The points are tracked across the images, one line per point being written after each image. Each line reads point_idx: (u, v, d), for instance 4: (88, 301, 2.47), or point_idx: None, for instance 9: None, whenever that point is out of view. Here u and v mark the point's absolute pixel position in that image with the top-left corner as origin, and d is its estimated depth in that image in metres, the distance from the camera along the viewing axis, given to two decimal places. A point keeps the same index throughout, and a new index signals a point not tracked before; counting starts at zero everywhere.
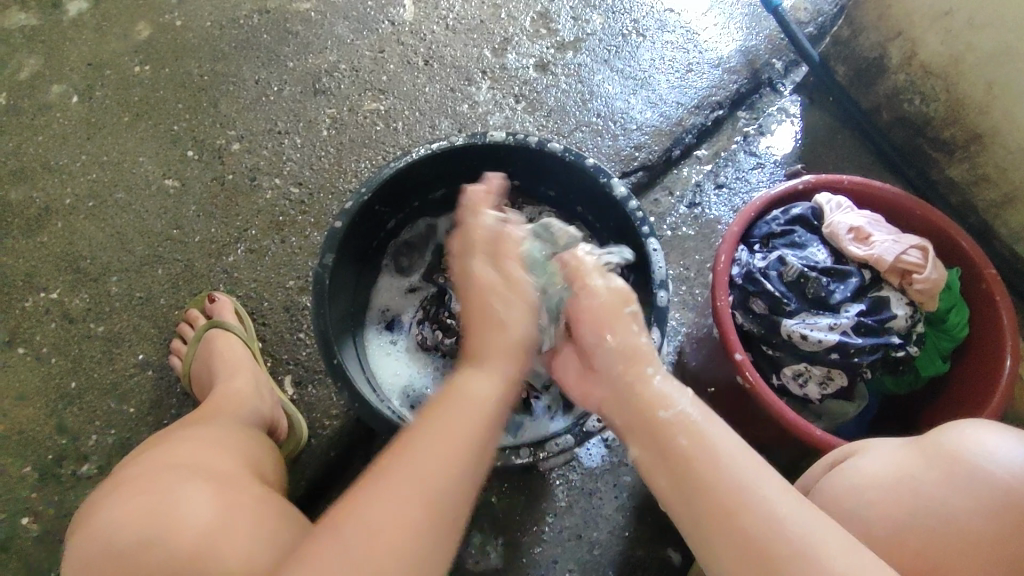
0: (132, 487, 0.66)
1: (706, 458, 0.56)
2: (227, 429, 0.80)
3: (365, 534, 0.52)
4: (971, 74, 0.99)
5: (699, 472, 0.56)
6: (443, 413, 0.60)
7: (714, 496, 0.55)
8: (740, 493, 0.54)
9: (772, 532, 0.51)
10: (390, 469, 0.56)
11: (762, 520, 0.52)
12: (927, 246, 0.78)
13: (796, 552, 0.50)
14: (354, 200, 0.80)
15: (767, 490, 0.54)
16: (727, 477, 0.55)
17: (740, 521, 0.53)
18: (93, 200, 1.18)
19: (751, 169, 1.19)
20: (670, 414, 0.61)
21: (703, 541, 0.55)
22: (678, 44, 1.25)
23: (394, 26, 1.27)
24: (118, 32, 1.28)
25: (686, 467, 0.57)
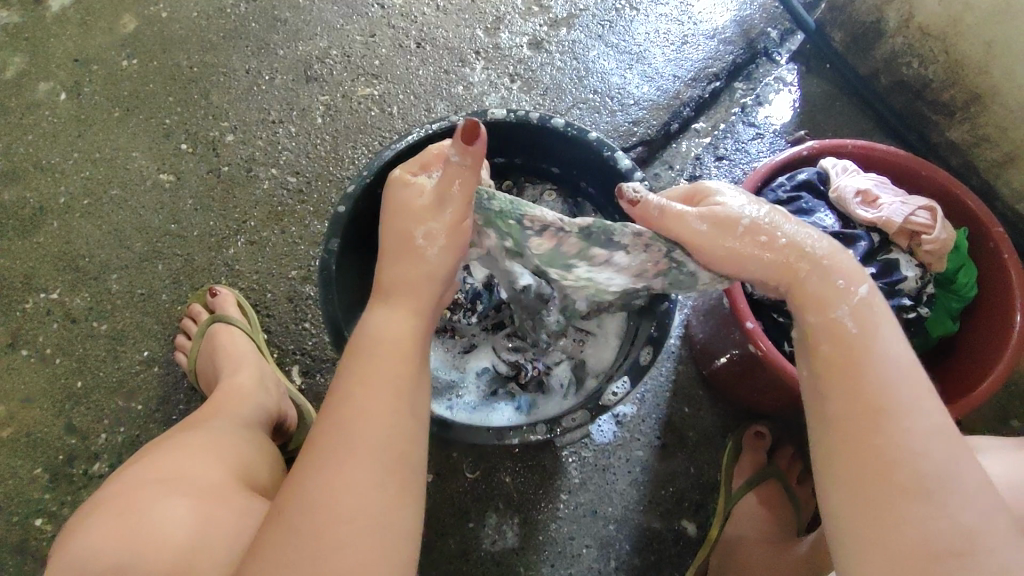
0: (114, 504, 0.66)
1: (875, 363, 0.55)
2: (221, 431, 0.79)
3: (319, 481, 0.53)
4: (970, 34, 0.98)
5: (862, 365, 0.56)
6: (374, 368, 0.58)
7: (879, 405, 0.54)
8: (902, 412, 0.53)
9: (921, 461, 0.51)
10: (332, 423, 0.56)
11: (904, 442, 0.52)
12: (935, 206, 0.78)
13: (929, 479, 0.51)
14: (356, 184, 0.80)
15: (918, 422, 0.53)
16: (900, 400, 0.54)
17: (882, 432, 0.53)
18: (87, 198, 1.16)
19: (750, 140, 1.18)
20: (849, 311, 0.58)
21: (837, 437, 0.55)
22: (672, 16, 1.24)
23: (384, 9, 1.26)
24: (102, 26, 1.26)
25: (862, 390, 0.54)
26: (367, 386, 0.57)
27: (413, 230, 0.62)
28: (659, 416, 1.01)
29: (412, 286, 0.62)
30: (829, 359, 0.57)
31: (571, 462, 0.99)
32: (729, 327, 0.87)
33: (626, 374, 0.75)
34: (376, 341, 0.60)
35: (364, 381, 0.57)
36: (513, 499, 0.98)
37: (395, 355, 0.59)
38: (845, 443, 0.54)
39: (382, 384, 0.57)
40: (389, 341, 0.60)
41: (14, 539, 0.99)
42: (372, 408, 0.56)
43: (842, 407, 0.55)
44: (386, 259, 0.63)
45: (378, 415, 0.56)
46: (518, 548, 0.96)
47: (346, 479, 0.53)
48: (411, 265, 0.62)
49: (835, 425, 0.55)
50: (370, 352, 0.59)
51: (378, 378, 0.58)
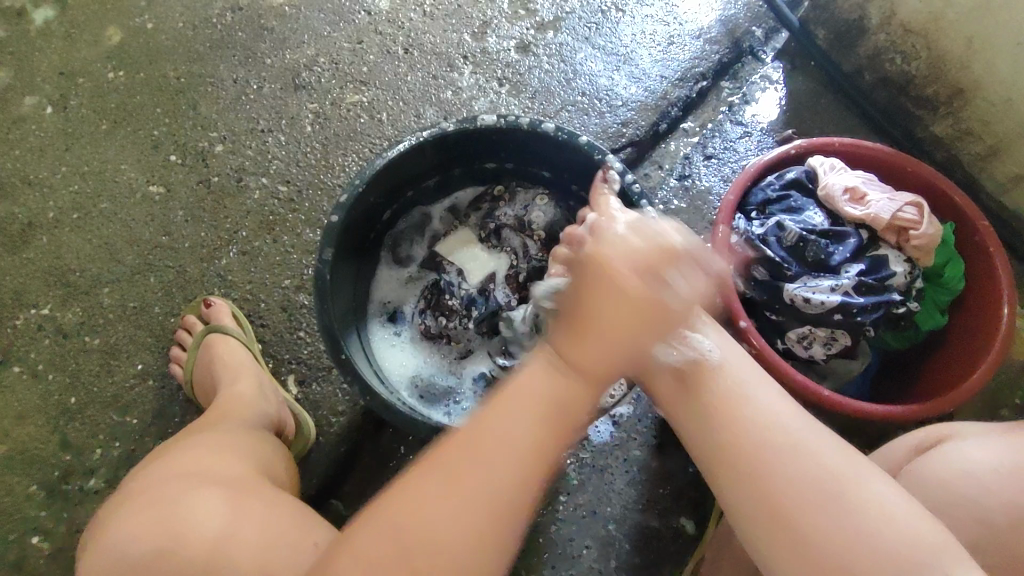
0: (136, 501, 0.66)
1: (743, 404, 0.61)
2: (233, 430, 0.80)
3: (434, 510, 0.53)
4: (951, 29, 0.99)
5: (724, 403, 0.61)
6: (507, 405, 0.57)
7: (755, 446, 0.58)
8: (791, 445, 0.57)
9: (818, 480, 0.54)
10: (458, 454, 0.55)
11: (796, 465, 0.56)
12: (921, 202, 0.79)
13: (828, 492, 0.54)
14: (348, 194, 0.79)
15: (804, 442, 0.57)
16: (779, 436, 0.57)
17: (767, 475, 0.56)
18: (76, 212, 1.15)
19: (738, 138, 1.18)
20: (710, 368, 0.63)
21: (733, 480, 0.58)
22: (658, 17, 1.25)
23: (371, 15, 1.26)
24: (87, 38, 1.25)
25: (741, 438, 0.59)
26: (495, 432, 0.56)
27: (601, 311, 0.57)
28: (655, 414, 1.02)
29: (602, 363, 0.58)
30: (706, 418, 0.62)
31: (570, 464, 0.99)
32: None
33: None
34: (524, 388, 0.58)
35: (500, 422, 0.56)
36: None
37: (551, 419, 0.56)
38: (744, 484, 0.57)
39: (517, 436, 0.56)
40: (554, 405, 0.57)
41: (11, 557, 0.98)
42: (490, 452, 0.55)
43: (732, 451, 0.59)
44: (622, 303, 0.57)
45: (511, 461, 0.55)
46: (519, 552, 0.96)
47: (445, 522, 0.52)
48: (599, 346, 0.58)
49: (729, 476, 0.59)
50: (509, 393, 0.58)
51: (512, 424, 0.56)
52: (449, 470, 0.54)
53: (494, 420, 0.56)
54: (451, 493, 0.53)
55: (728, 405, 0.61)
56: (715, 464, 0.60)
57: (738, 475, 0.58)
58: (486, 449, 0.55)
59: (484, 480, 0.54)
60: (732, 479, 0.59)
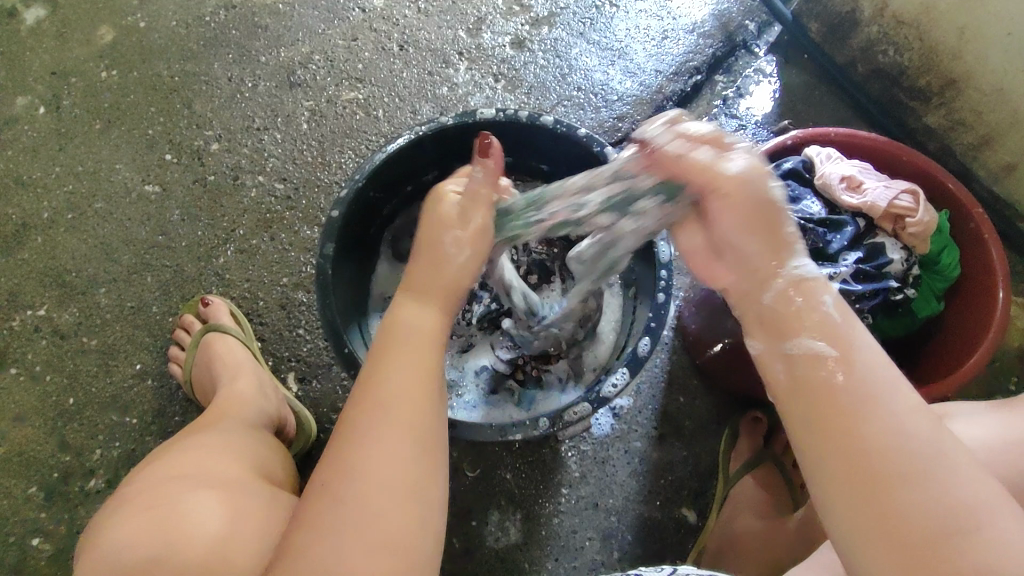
0: (134, 503, 0.66)
1: (861, 409, 0.46)
2: (233, 431, 0.80)
3: (341, 511, 0.50)
4: (942, 21, 1.00)
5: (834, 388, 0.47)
6: (377, 391, 0.55)
7: (874, 449, 0.45)
8: (919, 470, 0.44)
9: (945, 499, 0.43)
10: (360, 416, 0.54)
11: (927, 487, 0.44)
12: (917, 190, 0.80)
13: (955, 528, 0.43)
14: (349, 189, 0.79)
15: (916, 437, 0.45)
16: (902, 455, 0.45)
17: (891, 504, 0.44)
18: (71, 213, 1.15)
19: (733, 131, 1.19)
20: (840, 373, 0.48)
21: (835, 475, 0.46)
22: (652, 12, 1.25)
23: (365, 12, 1.25)
24: (79, 38, 1.24)
25: (858, 451, 0.45)
26: (390, 402, 0.54)
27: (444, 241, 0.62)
28: (655, 406, 1.02)
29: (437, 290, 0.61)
30: (809, 415, 0.48)
31: (571, 457, 1.00)
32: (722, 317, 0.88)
33: (624, 366, 0.76)
34: (401, 331, 0.59)
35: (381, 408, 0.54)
36: (514, 495, 0.98)
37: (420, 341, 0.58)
38: (867, 497, 0.44)
39: (405, 389, 0.55)
40: (421, 332, 0.59)
41: (11, 560, 0.98)
42: (387, 442, 0.52)
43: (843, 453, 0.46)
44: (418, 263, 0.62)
45: (399, 421, 0.53)
46: (521, 544, 0.97)
47: (350, 510, 0.50)
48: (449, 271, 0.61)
49: (832, 490, 0.46)
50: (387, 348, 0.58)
51: (399, 384, 0.55)
52: (344, 450, 0.52)
53: (382, 387, 0.55)
54: (358, 478, 0.51)
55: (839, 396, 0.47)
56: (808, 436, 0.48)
57: (852, 485, 0.45)
58: (375, 421, 0.53)
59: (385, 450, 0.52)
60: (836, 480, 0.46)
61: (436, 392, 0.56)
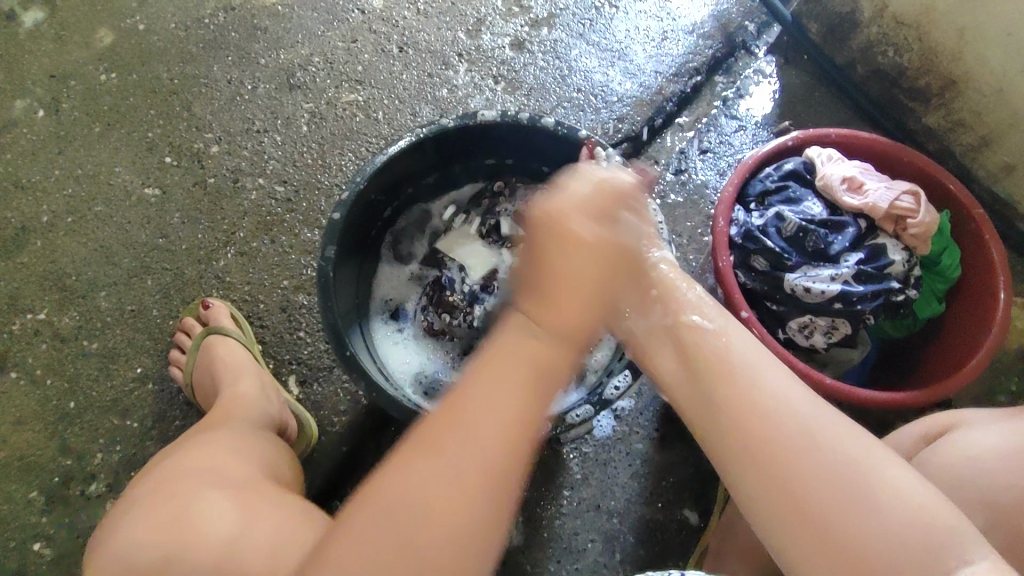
0: (145, 507, 0.65)
1: (749, 384, 0.59)
2: (238, 433, 0.79)
3: (385, 519, 0.51)
4: (942, 21, 1.00)
5: (715, 365, 0.62)
6: (463, 413, 0.54)
7: (779, 435, 0.55)
8: (806, 436, 0.55)
9: (836, 468, 0.53)
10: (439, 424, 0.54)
11: (837, 463, 0.53)
12: (918, 191, 0.80)
13: (847, 492, 0.52)
14: (350, 191, 0.79)
15: (821, 428, 0.55)
16: (790, 426, 0.55)
17: (776, 475, 0.54)
18: (70, 216, 1.14)
19: (733, 132, 1.19)
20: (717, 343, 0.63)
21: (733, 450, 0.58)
22: (651, 13, 1.25)
23: (365, 14, 1.25)
24: (78, 40, 1.24)
25: (741, 409, 0.58)
26: (470, 410, 0.54)
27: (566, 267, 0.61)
28: (656, 408, 1.02)
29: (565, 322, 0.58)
30: (706, 405, 0.61)
31: (573, 458, 1.00)
32: None
33: (626, 367, 0.77)
34: (510, 354, 0.57)
35: (449, 435, 0.54)
36: None
37: (527, 351, 0.56)
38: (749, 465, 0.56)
39: (489, 415, 0.54)
40: (523, 355, 0.57)
41: (12, 565, 0.97)
42: (452, 460, 0.53)
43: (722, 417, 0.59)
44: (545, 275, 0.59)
45: (480, 445, 0.53)
46: (524, 546, 0.97)
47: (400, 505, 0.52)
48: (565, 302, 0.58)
49: (734, 466, 0.57)
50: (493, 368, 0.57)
51: (496, 398, 0.55)
52: (422, 449, 0.54)
53: (472, 396, 0.55)
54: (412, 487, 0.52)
55: (727, 371, 0.61)
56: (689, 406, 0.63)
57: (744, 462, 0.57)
58: (445, 446, 0.53)
59: (457, 468, 0.53)
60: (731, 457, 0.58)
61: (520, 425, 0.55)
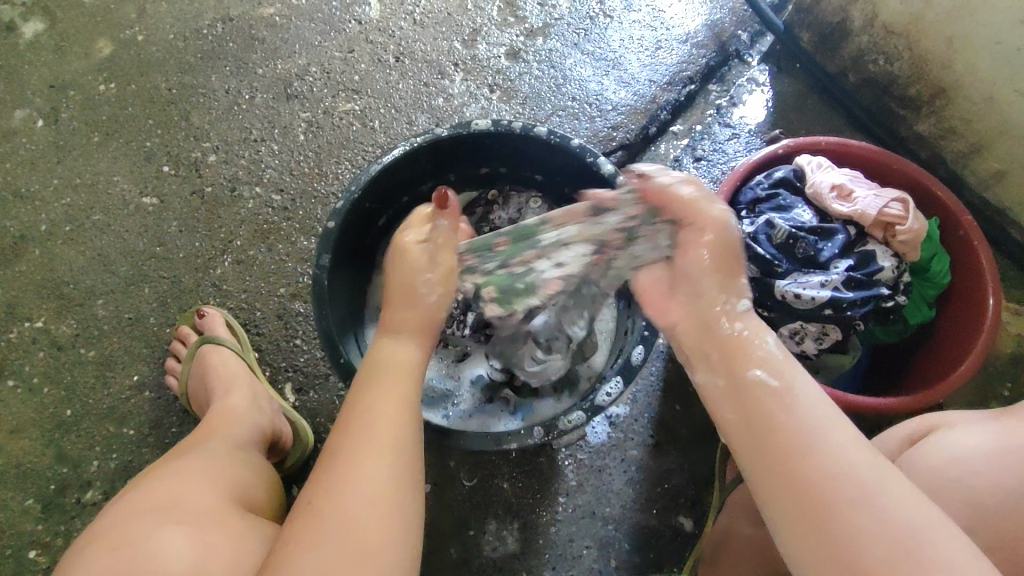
0: (104, 542, 0.65)
1: (807, 445, 0.52)
2: (216, 456, 0.79)
3: (317, 533, 0.55)
4: (932, 30, 1.01)
5: (763, 405, 0.55)
6: (359, 425, 0.61)
7: (817, 487, 0.51)
8: (862, 497, 0.49)
9: (881, 532, 0.48)
10: (345, 437, 0.61)
11: (883, 524, 0.48)
12: (907, 198, 0.81)
13: (901, 552, 0.47)
14: (345, 200, 0.80)
15: (875, 488, 0.50)
16: (846, 486, 0.50)
17: (830, 527, 0.49)
18: (69, 225, 1.15)
19: (727, 140, 1.20)
20: (762, 378, 0.57)
21: (770, 498, 0.53)
22: (645, 22, 1.27)
23: (361, 24, 1.27)
24: (78, 51, 1.25)
25: (797, 473, 0.52)
26: (363, 419, 0.62)
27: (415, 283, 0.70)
28: (651, 414, 1.02)
29: (416, 327, 0.69)
30: (754, 448, 0.55)
31: (567, 465, 1.00)
32: None
33: (618, 374, 0.76)
34: (387, 363, 0.67)
35: (353, 443, 0.60)
36: (512, 504, 0.98)
37: (400, 372, 0.66)
38: (799, 519, 0.51)
39: (380, 420, 0.61)
40: (410, 373, 0.66)
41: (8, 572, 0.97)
42: (364, 464, 0.58)
43: (762, 454, 0.54)
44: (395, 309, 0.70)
45: (381, 444, 0.60)
46: (519, 554, 0.97)
47: (331, 516, 0.55)
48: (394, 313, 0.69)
49: (773, 510, 0.53)
50: (376, 378, 0.65)
51: (380, 390, 0.64)
52: (337, 457, 0.59)
53: (358, 406, 0.63)
54: (337, 492, 0.57)
55: (773, 413, 0.55)
56: (739, 453, 0.57)
57: (778, 501, 0.52)
58: (352, 445, 0.60)
59: (370, 469, 0.58)
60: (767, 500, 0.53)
61: (412, 410, 0.64)
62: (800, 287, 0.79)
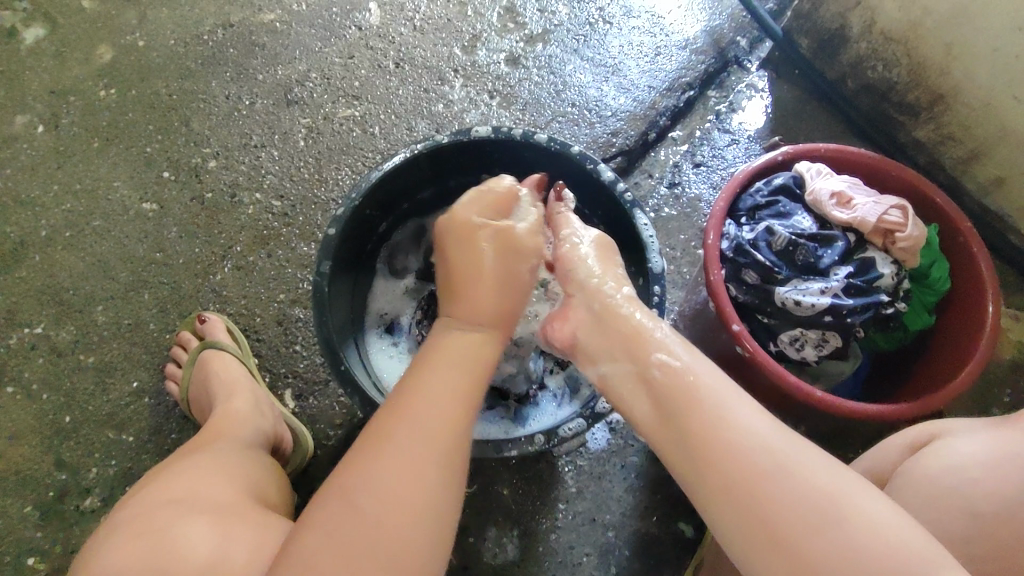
0: (126, 533, 0.65)
1: (747, 452, 0.55)
2: (228, 453, 0.79)
3: (345, 535, 0.52)
4: (930, 37, 1.02)
5: (676, 392, 0.61)
6: (410, 419, 0.57)
7: (763, 490, 0.53)
8: (820, 511, 0.51)
9: (842, 537, 0.50)
10: (390, 424, 0.57)
11: (851, 526, 0.50)
12: (906, 205, 0.81)
13: (881, 561, 0.48)
14: (345, 207, 0.80)
15: (813, 478, 0.53)
16: (772, 481, 0.53)
17: (774, 523, 0.52)
18: (69, 231, 1.15)
19: (726, 146, 1.20)
20: (669, 369, 0.63)
21: (709, 497, 0.56)
22: (644, 29, 1.27)
23: (362, 30, 1.27)
24: (79, 57, 1.25)
25: (730, 473, 0.55)
26: (416, 425, 0.57)
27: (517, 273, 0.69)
28: None
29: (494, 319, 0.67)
30: (682, 449, 0.59)
31: (567, 471, 1.00)
32: (715, 331, 0.89)
33: None
34: (459, 357, 0.62)
35: (400, 450, 0.55)
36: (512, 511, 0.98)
37: (464, 385, 0.61)
38: (734, 513, 0.54)
39: (446, 414, 0.58)
40: (476, 365, 0.63)
41: None
42: (411, 470, 0.54)
43: (681, 445, 0.59)
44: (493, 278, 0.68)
45: (438, 455, 0.56)
46: (519, 561, 0.96)
47: (361, 508, 0.53)
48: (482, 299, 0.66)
49: (718, 511, 0.55)
50: (436, 363, 0.62)
51: (450, 398, 0.59)
52: (373, 439, 0.56)
53: (420, 403, 0.58)
54: (372, 489, 0.54)
55: (686, 402, 0.60)
56: (667, 450, 0.60)
57: (729, 510, 0.54)
58: (402, 441, 0.56)
59: (414, 481, 0.54)
60: (702, 498, 0.56)
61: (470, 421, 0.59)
62: (800, 294, 0.79)
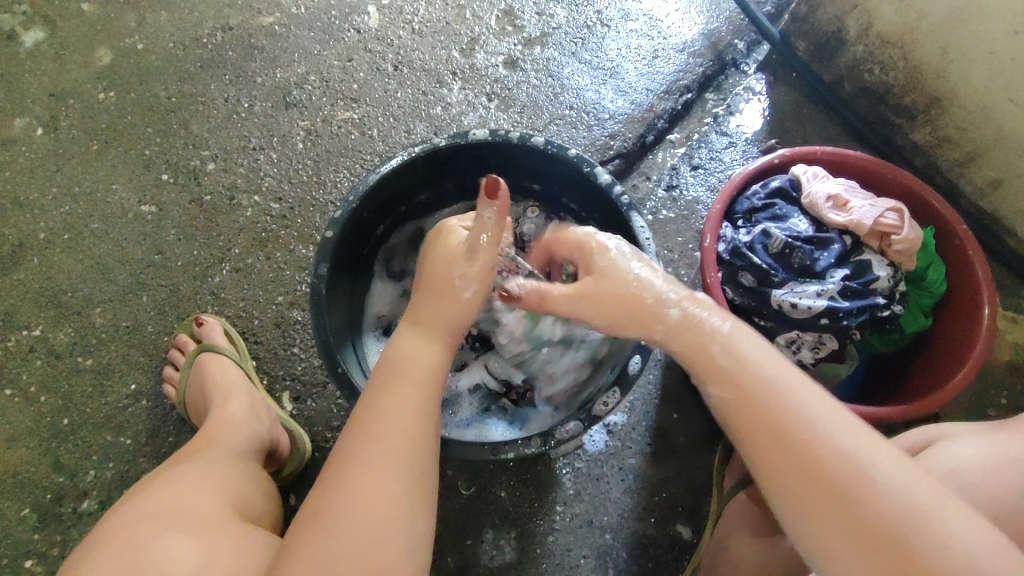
0: (114, 541, 0.65)
1: (800, 420, 0.55)
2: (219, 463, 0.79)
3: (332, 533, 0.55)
4: (926, 40, 1.02)
5: (742, 380, 0.59)
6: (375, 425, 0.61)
7: (825, 464, 0.53)
8: (857, 476, 0.53)
9: (893, 499, 0.51)
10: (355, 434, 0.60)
11: (890, 500, 0.51)
12: (902, 208, 0.81)
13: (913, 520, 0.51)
14: (342, 210, 0.80)
15: (849, 445, 0.54)
16: (839, 465, 0.53)
17: (846, 493, 0.52)
18: (67, 233, 1.15)
19: (724, 149, 1.21)
20: (722, 348, 0.61)
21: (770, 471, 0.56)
22: (642, 32, 1.27)
23: (360, 33, 1.27)
24: (78, 60, 1.26)
25: (795, 449, 0.55)
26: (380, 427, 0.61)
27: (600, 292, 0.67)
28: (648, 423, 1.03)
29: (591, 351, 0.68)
30: (756, 428, 0.57)
31: (565, 473, 1.00)
32: None
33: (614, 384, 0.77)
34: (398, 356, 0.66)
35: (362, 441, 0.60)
36: (509, 513, 0.98)
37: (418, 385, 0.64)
38: (806, 489, 0.54)
39: (404, 402, 0.62)
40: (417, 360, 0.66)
41: None
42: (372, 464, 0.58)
43: (753, 435, 0.57)
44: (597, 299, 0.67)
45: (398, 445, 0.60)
46: (516, 563, 0.97)
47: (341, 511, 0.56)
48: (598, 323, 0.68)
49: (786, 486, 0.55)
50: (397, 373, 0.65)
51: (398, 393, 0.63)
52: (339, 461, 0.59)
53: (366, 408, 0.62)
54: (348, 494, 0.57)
55: (754, 386, 0.58)
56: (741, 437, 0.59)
57: (788, 482, 0.55)
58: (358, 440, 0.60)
59: (378, 463, 0.59)
60: (776, 483, 0.56)
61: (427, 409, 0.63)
62: (797, 296, 0.79)
